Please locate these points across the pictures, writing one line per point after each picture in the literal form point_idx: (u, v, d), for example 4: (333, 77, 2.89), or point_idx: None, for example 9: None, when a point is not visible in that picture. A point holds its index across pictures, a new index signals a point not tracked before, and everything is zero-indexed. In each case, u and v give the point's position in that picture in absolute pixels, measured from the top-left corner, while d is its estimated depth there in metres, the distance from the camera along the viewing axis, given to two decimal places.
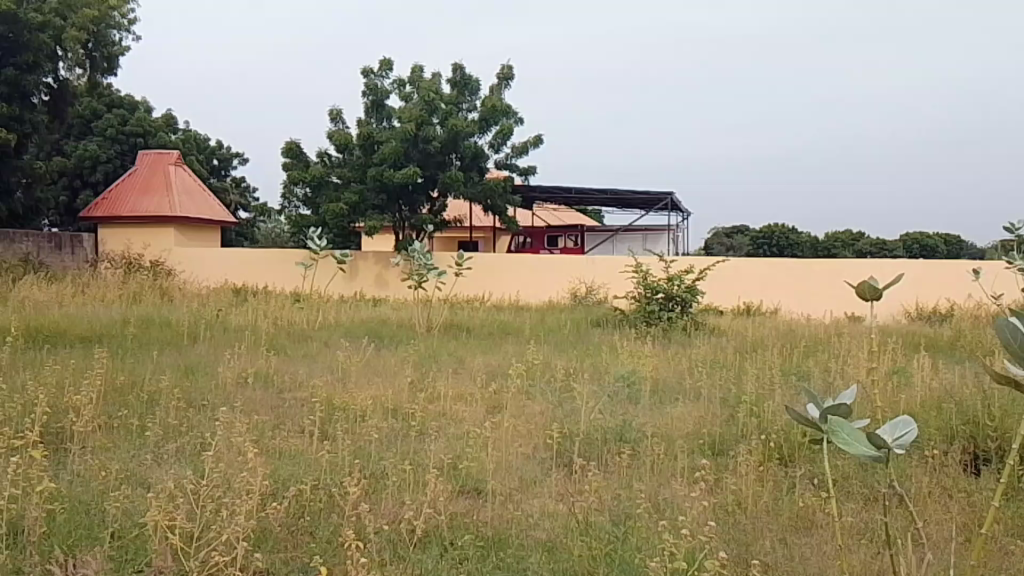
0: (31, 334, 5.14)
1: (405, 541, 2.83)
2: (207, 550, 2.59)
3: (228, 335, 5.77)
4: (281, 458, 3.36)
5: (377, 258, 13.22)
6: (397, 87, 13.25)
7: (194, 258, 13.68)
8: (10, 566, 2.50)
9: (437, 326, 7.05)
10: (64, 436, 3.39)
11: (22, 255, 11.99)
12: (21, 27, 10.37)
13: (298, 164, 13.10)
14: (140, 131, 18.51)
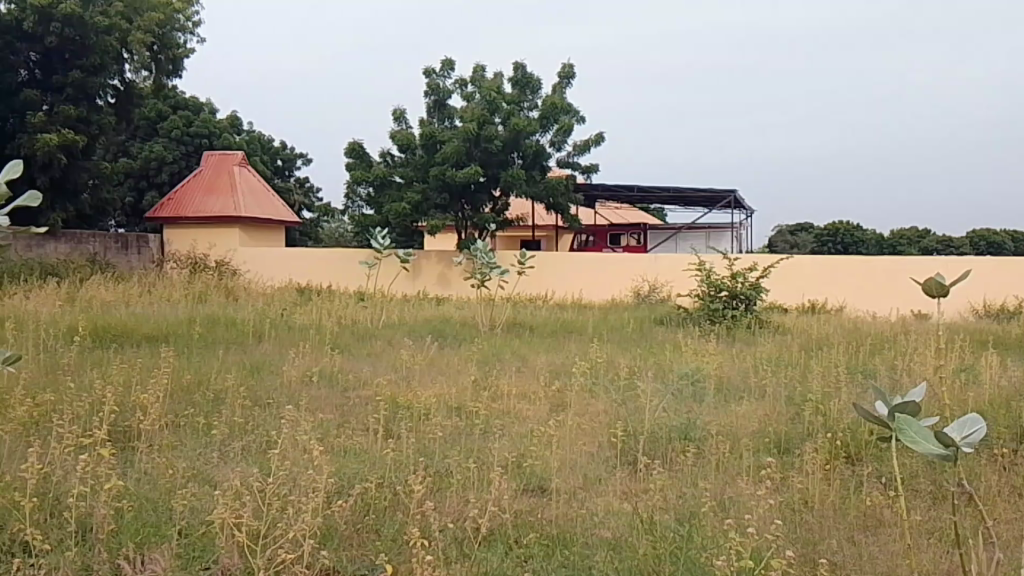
0: (99, 333, 5.21)
1: (470, 539, 2.83)
2: (274, 547, 2.62)
3: (291, 334, 5.81)
4: (346, 456, 3.36)
5: (441, 257, 13.36)
6: (459, 86, 13.36)
7: (257, 257, 13.79)
8: (80, 564, 2.54)
9: (501, 324, 7.08)
10: (131, 435, 3.40)
11: (90, 255, 12.12)
12: (89, 29, 11.34)
13: (362, 164, 13.22)
14: (206, 132, 19.00)
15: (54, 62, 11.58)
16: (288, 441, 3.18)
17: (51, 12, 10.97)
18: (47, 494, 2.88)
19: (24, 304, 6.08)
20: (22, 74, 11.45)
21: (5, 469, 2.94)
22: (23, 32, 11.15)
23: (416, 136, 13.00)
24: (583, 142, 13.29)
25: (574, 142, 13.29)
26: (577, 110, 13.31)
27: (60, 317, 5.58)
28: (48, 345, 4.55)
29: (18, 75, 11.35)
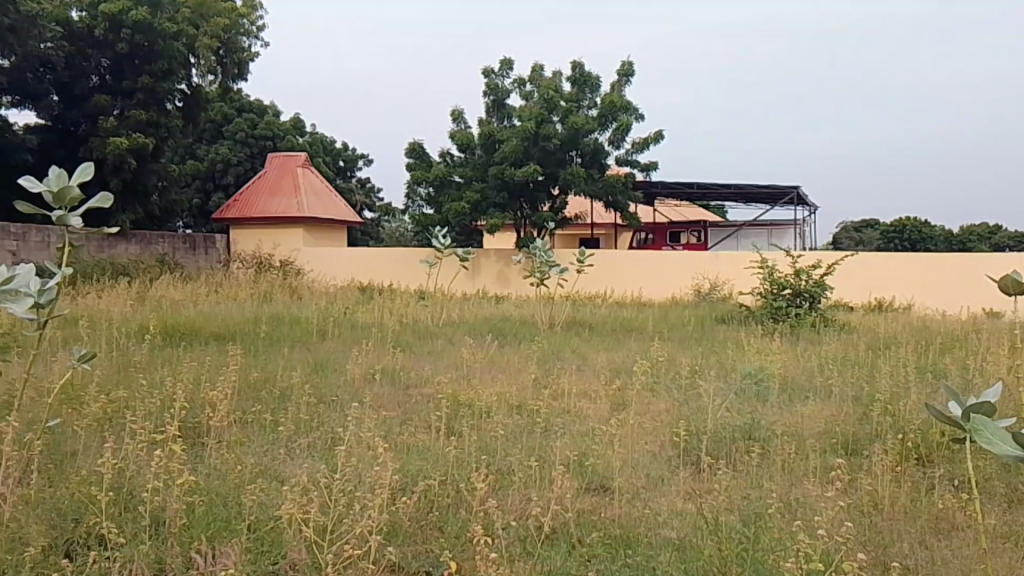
0: (169, 333, 5.32)
1: (533, 537, 2.82)
2: (341, 543, 2.65)
3: (353, 332, 5.89)
4: (410, 453, 3.37)
5: (500, 255, 13.53)
6: (517, 85, 13.46)
7: (320, 257, 14.13)
8: (153, 557, 2.57)
9: (561, 322, 7.08)
10: (201, 431, 3.46)
11: (160, 255, 12.30)
12: (157, 35, 11.82)
13: (422, 164, 13.64)
14: (269, 134, 19.69)
15: (124, 67, 12.13)
16: (353, 437, 3.16)
17: (121, 18, 11.54)
18: (122, 488, 2.90)
19: (98, 303, 6.25)
20: (94, 81, 12.17)
21: (83, 464, 3.02)
22: (94, 39, 11.78)
23: (474, 136, 13.20)
24: (642, 139, 13.25)
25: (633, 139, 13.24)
26: (636, 107, 13.06)
27: (130, 317, 5.68)
28: (120, 342, 4.70)
29: (89, 81, 12.07)
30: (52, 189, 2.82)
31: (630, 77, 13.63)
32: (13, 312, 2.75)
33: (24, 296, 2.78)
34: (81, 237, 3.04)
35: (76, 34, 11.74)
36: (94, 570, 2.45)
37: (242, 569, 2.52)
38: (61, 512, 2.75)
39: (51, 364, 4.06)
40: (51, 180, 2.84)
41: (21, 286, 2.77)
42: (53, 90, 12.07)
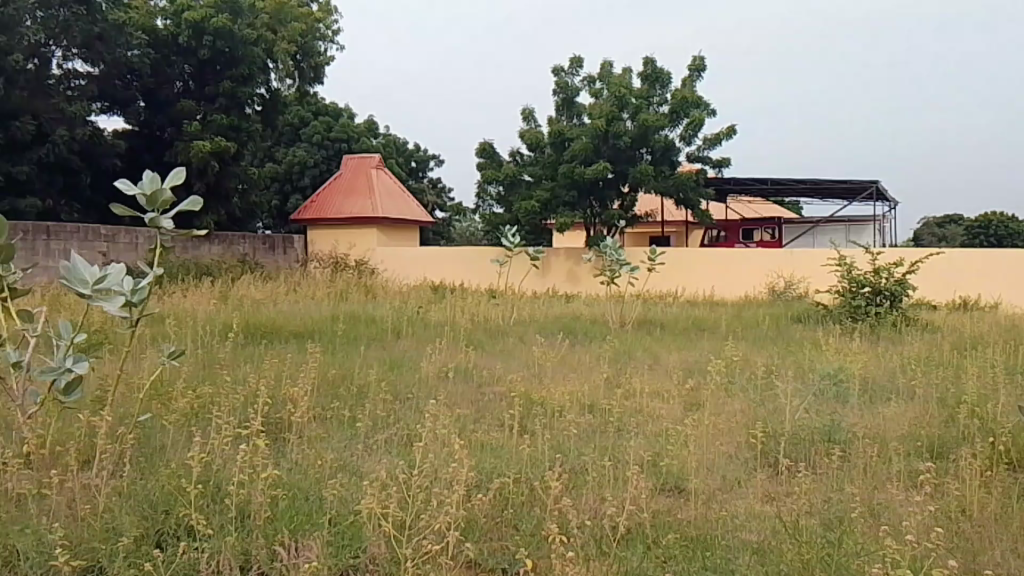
0: (251, 331, 5.46)
1: (608, 538, 2.80)
2: (419, 538, 2.68)
3: (427, 330, 6.02)
4: (484, 450, 3.39)
5: (570, 254, 13.57)
6: (588, 83, 13.48)
7: (393, 257, 14.40)
8: (239, 548, 2.64)
9: (632, 321, 7.05)
10: (282, 426, 3.54)
11: (241, 255, 12.84)
12: (239, 42, 13.00)
13: (492, 163, 13.91)
14: (345, 136, 20.45)
15: (207, 73, 13.28)
16: (431, 435, 3.16)
17: (203, 25, 12.68)
18: (209, 480, 2.97)
19: (184, 302, 6.52)
20: (178, 86, 13.29)
21: (172, 458, 3.12)
22: (179, 46, 12.93)
23: (544, 135, 13.46)
24: (714, 135, 13.15)
25: (706, 135, 13.16)
26: (707, 102, 13.11)
27: (214, 316, 5.80)
28: (205, 340, 4.84)
29: (174, 87, 13.22)
30: (145, 192, 2.92)
31: (701, 72, 13.52)
32: (108, 310, 2.84)
33: (116, 294, 2.84)
34: (171, 239, 3.15)
35: (161, 41, 12.88)
36: (184, 562, 2.52)
37: (324, 564, 2.56)
38: (152, 503, 2.82)
39: (141, 361, 4.22)
40: (145, 184, 2.94)
41: (113, 284, 2.84)
42: (140, 97, 13.22)
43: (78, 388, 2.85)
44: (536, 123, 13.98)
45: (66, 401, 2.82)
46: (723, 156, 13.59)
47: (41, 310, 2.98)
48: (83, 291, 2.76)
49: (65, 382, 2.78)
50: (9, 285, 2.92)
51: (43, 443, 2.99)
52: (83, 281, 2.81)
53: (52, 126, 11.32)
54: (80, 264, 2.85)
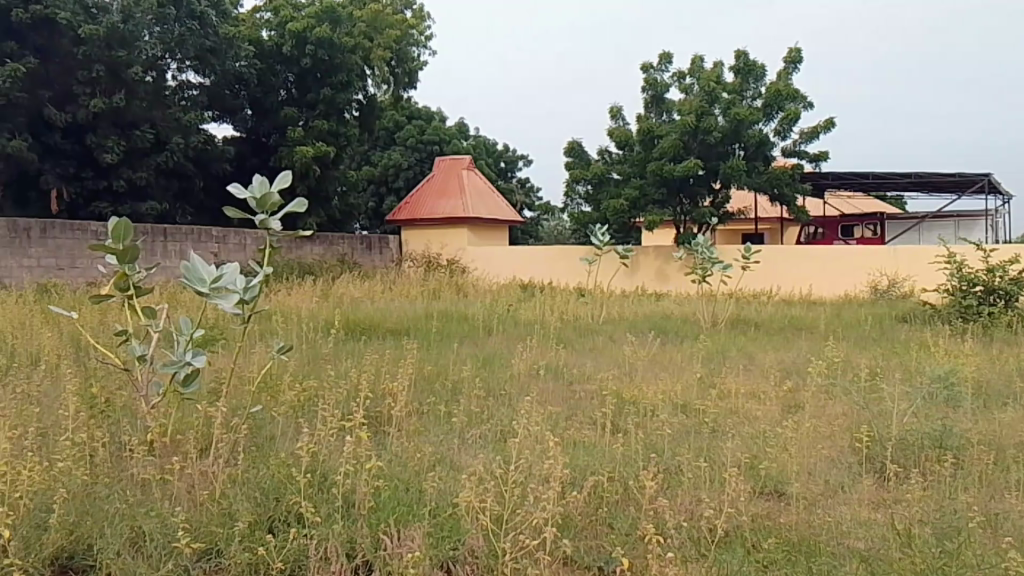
0: (351, 328, 5.70)
1: (705, 540, 2.75)
2: (516, 532, 2.72)
3: (517, 328, 6.07)
4: (578, 448, 3.41)
5: (659, 252, 13.47)
6: (677, 79, 13.41)
7: (484, 257, 14.66)
8: (345, 536, 2.74)
9: (725, 320, 6.92)
10: (382, 420, 3.66)
11: (340, 255, 13.30)
12: (337, 51, 14.17)
13: (580, 162, 14.03)
14: (437, 140, 21.07)
15: (308, 81, 14.46)
16: (529, 431, 3.17)
17: (305, 35, 13.85)
18: (315, 470, 3.08)
19: (289, 299, 6.82)
20: (283, 94, 14.56)
21: (281, 448, 3.26)
22: (281, 56, 14.17)
23: (633, 132, 13.44)
24: (811, 129, 12.76)
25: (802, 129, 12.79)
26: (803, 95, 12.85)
27: (317, 313, 6.07)
28: (309, 335, 5.12)
29: (278, 95, 14.48)
30: (256, 196, 3.05)
31: (797, 64, 13.21)
32: (223, 308, 3.00)
33: (231, 292, 3.00)
34: (279, 240, 3.30)
35: (266, 52, 14.13)
36: (295, 547, 2.65)
37: (426, 555, 2.61)
38: (265, 490, 2.97)
39: (251, 355, 4.42)
40: (255, 187, 3.07)
41: (228, 283, 2.99)
42: (247, 105, 14.61)
43: (195, 380, 3.02)
44: (624, 121, 13.96)
45: (184, 392, 2.99)
46: (821, 150, 13.16)
47: (161, 307, 3.16)
48: (201, 289, 2.93)
49: (185, 374, 2.95)
50: (135, 283, 3.10)
51: (165, 432, 3.18)
52: (201, 279, 2.97)
53: (168, 134, 12.60)
54: (199, 263, 3.02)
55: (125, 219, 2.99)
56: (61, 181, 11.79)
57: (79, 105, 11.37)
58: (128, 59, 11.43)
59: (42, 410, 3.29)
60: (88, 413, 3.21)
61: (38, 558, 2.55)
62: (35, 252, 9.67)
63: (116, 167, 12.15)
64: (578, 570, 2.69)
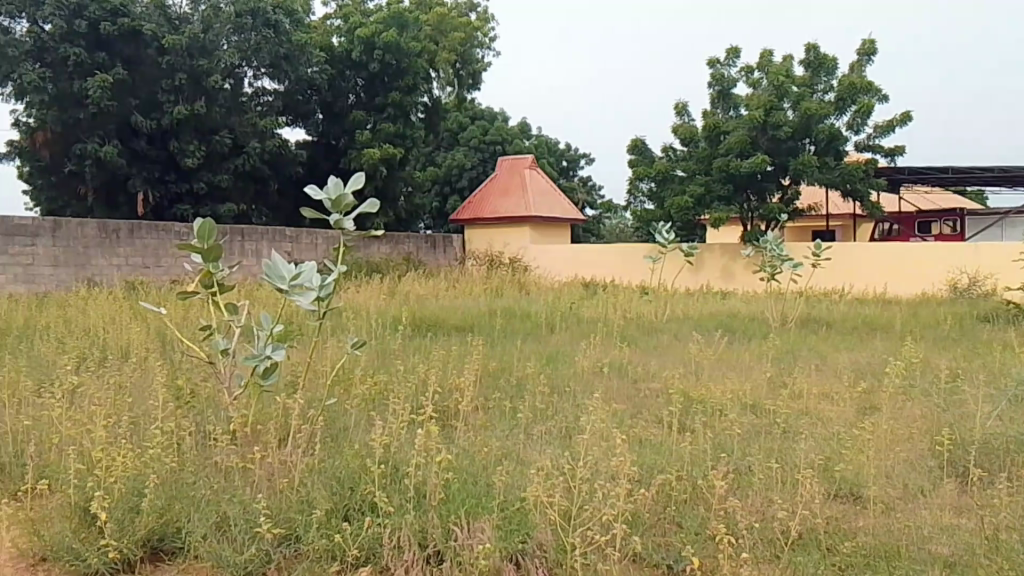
0: (418, 325, 5.85)
1: (779, 542, 2.72)
2: (585, 528, 2.76)
3: (580, 326, 6.08)
4: (645, 446, 3.41)
5: (725, 249, 13.21)
6: (745, 74, 13.06)
7: (546, 255, 14.78)
8: (417, 525, 2.82)
9: (795, 319, 6.76)
10: (450, 413, 3.74)
11: (407, 254, 13.68)
12: (404, 55, 14.56)
13: (643, 160, 13.82)
14: (500, 139, 21.31)
15: (376, 85, 14.84)
16: (595, 428, 3.19)
17: (373, 41, 14.31)
18: (388, 461, 3.18)
19: (358, 296, 7.04)
20: (352, 99, 14.95)
21: (356, 438, 3.39)
22: (351, 62, 14.60)
23: (698, 129, 13.11)
24: (886, 122, 12.34)
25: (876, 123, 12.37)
26: (878, 87, 12.36)
27: (384, 310, 6.24)
28: (378, 331, 5.29)
29: (347, 99, 14.88)
30: (331, 197, 3.23)
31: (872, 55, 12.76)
32: (301, 304, 3.19)
33: (308, 290, 3.18)
34: (351, 240, 3.43)
35: (337, 58, 14.63)
36: (370, 535, 2.76)
37: (496, 547, 2.67)
38: (340, 479, 3.08)
39: (325, 350, 4.60)
40: (330, 189, 3.24)
41: (306, 281, 3.18)
42: (318, 110, 14.97)
43: (274, 373, 3.19)
44: (690, 118, 13.76)
45: (264, 384, 3.17)
46: (897, 145, 12.71)
47: (242, 303, 3.36)
48: (282, 286, 3.15)
49: (264, 367, 3.12)
50: (219, 281, 3.28)
51: (246, 422, 3.36)
52: (282, 277, 3.19)
53: (245, 139, 13.25)
54: (280, 262, 3.23)
55: (209, 220, 3.18)
56: (147, 185, 12.55)
57: (163, 112, 12.17)
58: (208, 68, 12.23)
59: (134, 400, 3.51)
60: (175, 404, 3.41)
61: (132, 539, 2.75)
62: (125, 252, 10.34)
63: (197, 171, 12.87)
64: (646, 568, 2.71)
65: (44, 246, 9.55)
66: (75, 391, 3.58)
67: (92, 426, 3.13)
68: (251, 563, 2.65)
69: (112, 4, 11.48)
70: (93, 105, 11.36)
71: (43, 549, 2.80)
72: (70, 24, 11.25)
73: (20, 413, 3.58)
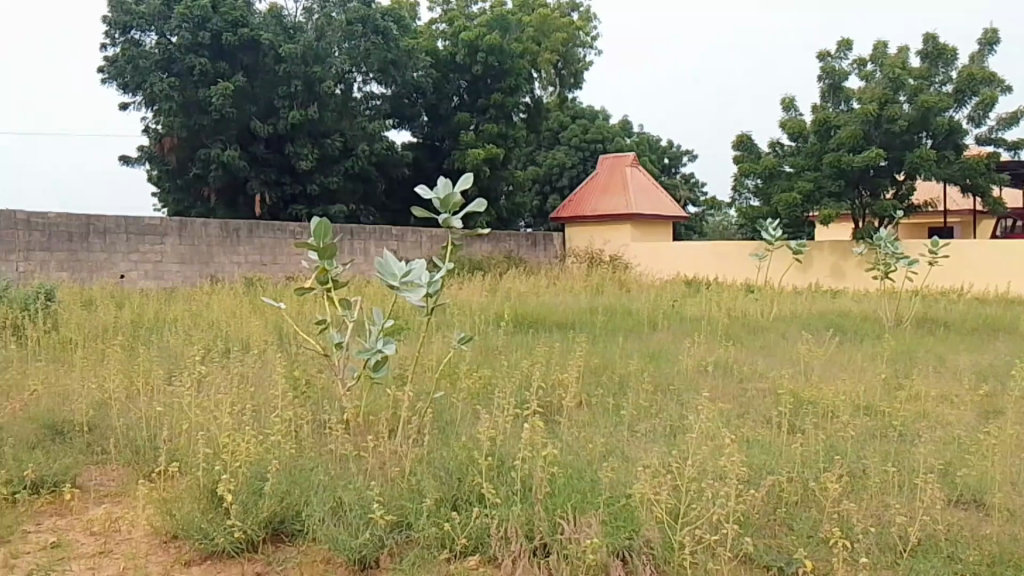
0: (519, 321, 5.96)
1: (897, 547, 2.64)
2: (693, 527, 2.73)
3: (683, 324, 6.06)
4: (754, 445, 3.40)
5: (835, 247, 12.83)
6: (858, 67, 12.61)
7: (647, 253, 14.80)
8: (524, 518, 2.86)
9: (910, 319, 6.54)
10: (555, 408, 3.86)
11: (507, 252, 13.98)
12: (507, 57, 15.04)
13: (750, 156, 13.65)
14: (600, 138, 21.54)
15: (479, 87, 15.31)
16: (702, 429, 3.20)
17: (477, 44, 14.78)
18: (494, 454, 3.28)
19: (461, 293, 7.25)
20: (455, 101, 15.30)
21: (464, 432, 3.51)
22: (456, 64, 15.07)
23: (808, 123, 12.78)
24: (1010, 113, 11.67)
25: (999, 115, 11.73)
26: (1002, 78, 11.73)
27: (486, 306, 6.39)
28: (482, 327, 5.46)
29: (453, 102, 15.27)
30: (440, 197, 3.36)
31: (996, 44, 12.07)
32: (411, 300, 3.31)
33: (418, 286, 3.29)
34: (460, 238, 3.57)
35: (442, 61, 15.08)
36: (478, 526, 2.83)
37: (603, 542, 2.67)
38: (449, 470, 3.18)
39: (431, 345, 4.82)
40: (439, 189, 3.38)
41: (416, 278, 3.29)
42: (423, 113, 15.28)
43: (384, 366, 3.34)
44: (797, 112, 13.37)
45: (375, 376, 3.33)
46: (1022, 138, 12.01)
47: (355, 300, 3.53)
48: (393, 283, 3.28)
49: (376, 360, 3.28)
50: (333, 277, 3.44)
51: (359, 412, 3.56)
52: (393, 274, 3.32)
53: (355, 142, 13.72)
54: (390, 260, 3.36)
55: (324, 220, 3.35)
56: (264, 186, 13.23)
57: (280, 118, 12.85)
58: (321, 74, 12.78)
59: (257, 389, 3.76)
60: (292, 394, 3.61)
61: (255, 521, 2.88)
62: (242, 251, 10.89)
63: (311, 173, 13.45)
64: (758, 569, 2.67)
65: (171, 245, 10.22)
66: (203, 380, 3.85)
67: (218, 414, 3.34)
68: (365, 548, 2.75)
69: (234, 16, 12.30)
70: (217, 112, 12.23)
71: (175, 528, 2.95)
72: (194, 35, 12.11)
73: (153, 402, 3.88)
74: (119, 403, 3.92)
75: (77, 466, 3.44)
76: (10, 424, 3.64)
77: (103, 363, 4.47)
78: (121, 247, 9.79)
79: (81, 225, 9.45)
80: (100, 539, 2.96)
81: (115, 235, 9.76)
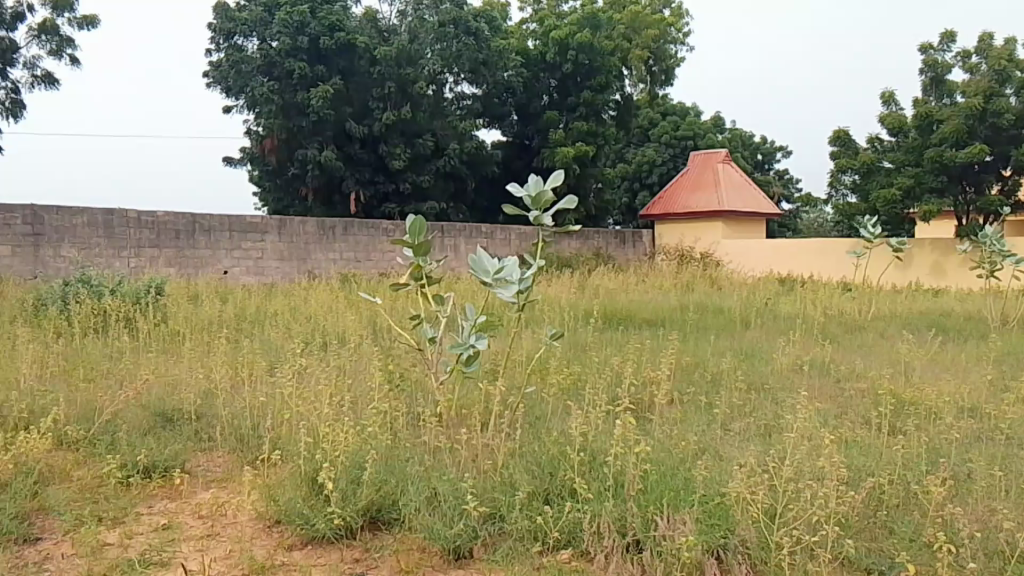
0: (609, 318, 6.02)
1: (1007, 553, 2.56)
2: (791, 527, 2.70)
3: (777, 323, 6.01)
4: (852, 448, 3.35)
5: (937, 245, 12.44)
6: (962, 59, 12.13)
7: (739, 250, 14.60)
8: (616, 514, 2.87)
9: (1020, 319, 6.30)
10: (645, 404, 3.93)
11: (596, 249, 14.05)
12: (598, 54, 15.08)
13: (847, 151, 13.18)
14: (691, 134, 21.06)
15: (569, 85, 15.39)
16: (800, 428, 3.18)
17: (568, 42, 14.89)
18: (586, 450, 3.32)
19: (550, 289, 7.36)
20: (544, 100, 15.51)
21: (555, 427, 3.58)
22: (546, 63, 15.28)
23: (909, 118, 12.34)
24: None
25: None
26: None
27: (577, 303, 6.48)
28: (572, 323, 5.55)
29: (542, 101, 15.44)
30: (531, 194, 3.39)
31: None
32: (503, 296, 3.35)
33: (510, 283, 3.32)
34: (549, 235, 3.60)
35: (532, 61, 15.38)
36: (571, 520, 2.86)
37: (698, 540, 2.65)
38: (541, 465, 3.24)
39: (521, 342, 4.96)
40: (530, 186, 3.42)
41: (508, 275, 3.34)
42: (513, 112, 15.60)
43: (476, 361, 3.39)
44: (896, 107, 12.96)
45: (466, 371, 3.37)
46: None
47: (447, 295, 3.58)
48: (487, 280, 3.35)
49: (468, 355, 3.32)
50: (427, 273, 3.53)
51: (451, 406, 3.67)
52: (486, 271, 3.40)
53: (446, 142, 14.04)
54: (483, 257, 3.43)
55: (419, 217, 3.38)
56: (359, 185, 13.58)
57: (374, 120, 13.26)
58: (413, 76, 13.32)
59: (353, 380, 3.94)
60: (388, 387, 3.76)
61: (354, 508, 2.96)
62: (339, 248, 11.22)
63: (403, 172, 13.74)
64: (858, 572, 2.61)
65: (271, 242, 10.62)
66: (304, 372, 4.06)
67: (319, 405, 3.48)
68: (460, 538, 2.81)
69: (332, 20, 12.66)
70: (314, 113, 12.65)
71: (277, 513, 3.05)
72: (293, 40, 12.53)
73: (256, 391, 4.09)
74: (224, 393, 4.16)
75: (186, 452, 3.63)
76: (125, 411, 3.88)
77: (208, 355, 4.72)
78: (225, 244, 10.24)
79: (187, 223, 9.90)
80: (207, 522, 3.09)
81: (218, 233, 10.21)
